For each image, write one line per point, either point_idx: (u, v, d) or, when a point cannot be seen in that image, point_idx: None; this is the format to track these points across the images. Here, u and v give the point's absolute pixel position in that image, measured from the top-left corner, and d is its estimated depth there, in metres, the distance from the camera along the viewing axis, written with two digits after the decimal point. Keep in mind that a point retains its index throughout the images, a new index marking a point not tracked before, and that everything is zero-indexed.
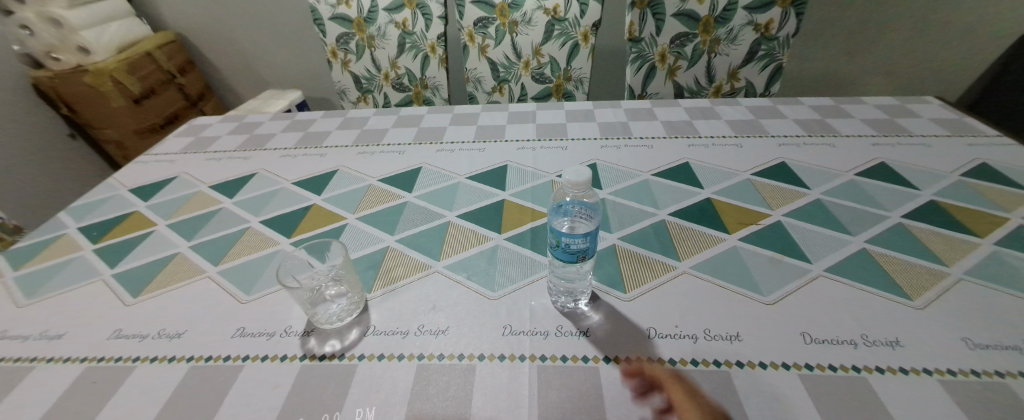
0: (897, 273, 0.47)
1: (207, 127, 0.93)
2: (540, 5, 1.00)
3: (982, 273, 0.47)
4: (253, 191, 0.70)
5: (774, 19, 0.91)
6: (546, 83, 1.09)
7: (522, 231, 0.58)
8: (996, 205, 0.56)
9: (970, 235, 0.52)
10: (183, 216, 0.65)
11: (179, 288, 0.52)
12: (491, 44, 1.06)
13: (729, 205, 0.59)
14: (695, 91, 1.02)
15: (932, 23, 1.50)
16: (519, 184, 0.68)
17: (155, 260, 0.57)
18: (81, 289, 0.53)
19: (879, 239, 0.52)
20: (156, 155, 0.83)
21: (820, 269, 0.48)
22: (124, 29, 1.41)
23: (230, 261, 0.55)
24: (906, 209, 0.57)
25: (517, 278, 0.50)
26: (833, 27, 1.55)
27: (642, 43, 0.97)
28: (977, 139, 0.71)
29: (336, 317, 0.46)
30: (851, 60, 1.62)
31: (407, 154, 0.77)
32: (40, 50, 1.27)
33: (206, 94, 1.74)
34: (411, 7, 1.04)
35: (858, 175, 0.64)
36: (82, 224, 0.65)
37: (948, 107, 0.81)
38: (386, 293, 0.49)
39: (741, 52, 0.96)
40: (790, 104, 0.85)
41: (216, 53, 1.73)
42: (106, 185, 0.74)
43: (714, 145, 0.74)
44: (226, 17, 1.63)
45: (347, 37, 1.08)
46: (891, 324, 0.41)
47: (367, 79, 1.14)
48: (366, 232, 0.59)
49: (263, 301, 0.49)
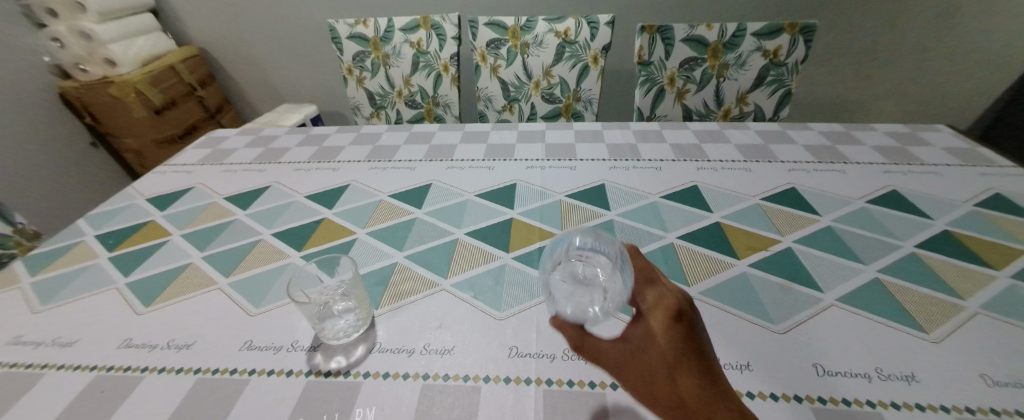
0: (911, 304, 0.46)
1: (225, 139, 0.95)
2: (551, 29, 1.03)
3: (1000, 307, 0.46)
4: (265, 203, 0.71)
5: (783, 46, 0.93)
6: (556, 103, 1.11)
7: (529, 249, 0.58)
8: (1012, 237, 0.56)
9: (986, 267, 0.51)
10: (197, 226, 0.67)
11: (191, 298, 0.52)
12: (503, 64, 1.08)
13: (738, 230, 0.59)
14: (704, 115, 1.03)
15: (941, 51, 1.51)
16: (527, 202, 0.68)
17: (168, 269, 0.58)
18: (95, 296, 0.53)
19: (891, 269, 0.51)
20: (174, 166, 0.85)
21: (831, 297, 0.47)
22: (149, 43, 1.47)
23: (242, 272, 0.56)
24: (918, 238, 0.56)
25: (523, 299, 0.50)
26: (843, 53, 1.55)
27: (651, 66, 0.99)
28: (990, 168, 0.70)
29: (343, 333, 0.46)
30: (862, 86, 1.63)
31: (417, 170, 0.79)
32: (70, 62, 1.34)
33: (224, 107, 1.79)
34: (426, 27, 1.08)
35: (869, 202, 0.64)
36: (100, 232, 0.66)
37: (960, 135, 0.81)
38: (393, 309, 0.49)
39: (750, 77, 0.97)
40: (799, 129, 0.85)
41: (235, 67, 1.78)
42: (125, 194, 0.76)
43: (722, 168, 0.74)
44: (246, 33, 1.69)
45: (364, 55, 1.12)
46: (906, 358, 0.40)
47: (381, 96, 1.17)
48: (376, 247, 0.60)
49: (271, 315, 0.49)
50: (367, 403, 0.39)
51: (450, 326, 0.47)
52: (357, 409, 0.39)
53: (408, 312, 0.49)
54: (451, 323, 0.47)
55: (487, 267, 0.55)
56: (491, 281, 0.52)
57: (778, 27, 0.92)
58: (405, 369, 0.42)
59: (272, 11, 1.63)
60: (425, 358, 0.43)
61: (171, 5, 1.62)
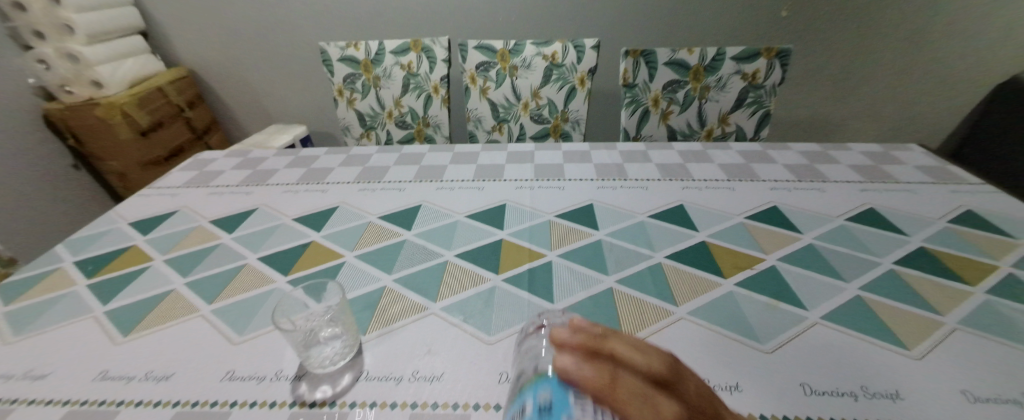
0: (892, 321, 0.47)
1: (212, 161, 0.94)
2: (539, 52, 1.06)
3: (977, 323, 0.47)
4: (252, 227, 0.70)
5: (760, 69, 0.97)
6: (544, 123, 1.13)
7: (519, 271, 0.58)
8: (985, 253, 0.58)
9: (962, 283, 0.53)
10: (181, 251, 0.65)
11: (172, 326, 0.51)
12: (492, 86, 1.10)
13: (724, 249, 0.60)
14: (688, 135, 1.05)
15: (910, 72, 1.58)
16: (516, 223, 0.69)
17: (150, 296, 0.56)
18: (70, 325, 0.52)
19: (872, 286, 0.53)
20: (159, 188, 0.84)
21: (815, 316, 0.48)
22: (138, 65, 1.47)
23: (227, 299, 0.55)
24: (897, 255, 0.58)
25: (512, 322, 0.49)
26: (818, 75, 1.62)
27: (636, 89, 1.02)
28: (961, 186, 0.73)
29: (329, 361, 0.45)
30: (838, 106, 1.69)
31: (407, 191, 0.79)
32: (55, 83, 1.33)
33: (212, 128, 1.78)
34: (416, 50, 1.10)
35: (848, 219, 0.66)
36: (79, 258, 0.65)
37: (932, 154, 0.84)
38: (381, 335, 0.49)
39: (731, 98, 1.00)
40: (779, 149, 0.88)
41: (225, 87, 1.78)
42: (107, 218, 0.74)
43: (707, 187, 0.76)
44: (237, 54, 1.70)
45: (354, 77, 1.13)
46: (890, 376, 0.41)
47: (371, 116, 1.17)
48: (364, 270, 0.59)
49: (256, 343, 0.48)
50: (364, 404, 0.41)
51: (439, 351, 0.46)
52: (356, 410, 0.40)
53: (396, 337, 0.48)
54: (440, 348, 0.46)
55: (477, 290, 0.55)
56: (480, 305, 0.52)
57: (755, 51, 0.97)
58: (392, 398, 0.41)
59: (264, 32, 1.65)
60: (413, 385, 0.42)
61: (161, 27, 1.62)
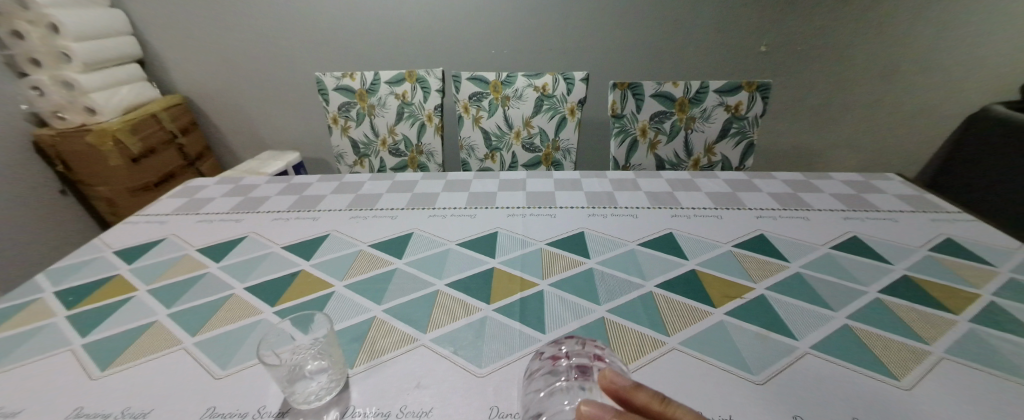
0: (881, 350, 0.48)
1: (203, 188, 0.94)
2: (530, 83, 1.10)
3: (964, 351, 0.47)
4: (241, 255, 0.70)
5: (742, 101, 1.01)
6: (536, 152, 1.15)
7: (510, 300, 0.58)
8: (966, 281, 0.59)
9: (946, 311, 0.53)
10: (166, 281, 0.64)
11: (153, 359, 0.49)
12: (485, 115, 1.13)
13: (714, 277, 0.61)
14: (676, 164, 1.08)
15: (882, 104, 1.67)
16: (508, 251, 0.69)
17: (131, 328, 0.54)
18: (45, 360, 0.50)
19: (860, 315, 0.53)
20: (147, 216, 0.83)
21: (806, 345, 0.48)
22: (134, 92, 1.49)
23: (211, 330, 0.53)
24: (881, 283, 0.59)
25: (504, 354, 0.48)
26: (798, 106, 1.69)
27: (624, 119, 1.05)
28: (938, 214, 0.76)
29: (314, 396, 0.43)
30: (819, 136, 1.76)
31: (399, 219, 0.79)
32: (48, 109, 1.33)
33: (204, 154, 1.77)
34: (411, 81, 1.13)
35: (833, 247, 0.67)
36: (60, 288, 0.63)
37: (909, 183, 0.87)
38: (369, 368, 0.47)
39: (716, 129, 1.04)
40: (764, 178, 0.91)
41: (219, 113, 1.79)
42: (92, 246, 0.73)
43: (695, 216, 0.77)
44: (234, 81, 1.72)
45: (349, 106, 1.15)
46: (882, 407, 0.41)
47: (365, 144, 1.19)
48: (354, 300, 0.58)
49: (239, 377, 0.46)
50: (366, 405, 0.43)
51: (428, 385, 0.45)
52: (359, 409, 0.42)
53: (385, 370, 0.47)
54: (430, 382, 0.45)
55: (468, 320, 0.54)
56: (471, 336, 0.51)
57: (737, 85, 1.01)
58: None
59: (262, 61, 1.68)
60: None
61: (159, 54, 1.65)
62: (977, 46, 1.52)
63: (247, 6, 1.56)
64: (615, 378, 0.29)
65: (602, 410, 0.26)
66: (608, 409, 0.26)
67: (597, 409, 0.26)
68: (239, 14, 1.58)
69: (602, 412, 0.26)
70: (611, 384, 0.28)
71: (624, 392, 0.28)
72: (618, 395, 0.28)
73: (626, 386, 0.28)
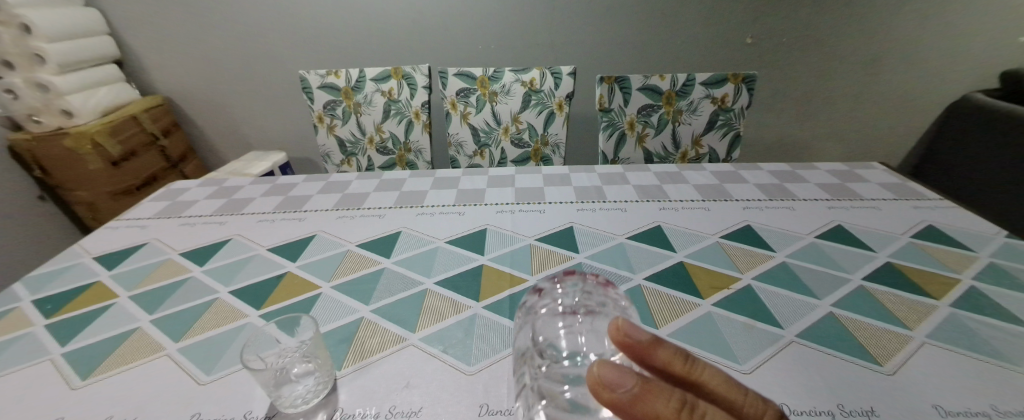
0: (864, 337, 0.48)
1: (185, 191, 0.92)
2: (518, 79, 1.09)
3: (944, 336, 0.48)
4: (226, 258, 0.69)
5: (729, 93, 1.02)
6: (525, 147, 1.14)
7: (499, 298, 0.58)
8: (946, 266, 0.60)
9: (926, 297, 0.54)
10: (148, 287, 0.63)
11: (136, 367, 0.48)
12: (472, 111, 1.12)
13: (702, 269, 0.61)
14: (664, 157, 1.08)
15: (866, 94, 1.69)
16: (497, 248, 0.69)
17: (112, 336, 0.53)
18: (23, 371, 0.48)
19: (844, 303, 0.54)
20: (127, 220, 0.81)
21: (792, 334, 0.49)
22: (112, 93, 1.45)
23: (195, 336, 0.53)
24: (865, 271, 0.60)
25: (493, 351, 0.48)
26: (785, 97, 1.70)
27: (612, 113, 1.05)
28: (920, 202, 0.77)
29: (302, 399, 0.43)
30: (805, 126, 1.77)
31: (387, 218, 0.78)
32: (22, 113, 1.30)
33: (188, 156, 1.74)
34: (397, 77, 1.12)
35: (818, 237, 0.68)
36: (38, 296, 0.61)
37: (892, 172, 0.89)
38: (358, 369, 0.47)
39: (703, 121, 1.05)
40: (750, 169, 0.91)
41: (203, 114, 1.76)
42: (70, 253, 0.71)
43: (683, 208, 0.78)
44: (217, 81, 1.69)
45: (335, 104, 1.14)
46: (864, 393, 0.41)
47: (352, 143, 1.17)
48: (341, 302, 0.58)
49: (225, 382, 0.45)
50: (366, 404, 0.43)
51: (417, 385, 0.44)
52: (357, 409, 0.42)
53: (372, 371, 0.46)
54: (419, 381, 0.45)
55: (457, 319, 0.54)
56: (460, 334, 0.51)
57: (722, 77, 1.02)
58: None
59: (245, 60, 1.65)
60: None
61: (138, 55, 1.61)
62: (957, 35, 1.54)
63: (227, 4, 1.53)
64: (630, 331, 0.24)
65: (626, 376, 0.21)
66: (633, 373, 0.21)
67: (619, 375, 0.21)
68: (219, 11, 1.55)
69: (625, 377, 0.21)
70: (626, 338, 0.24)
71: (642, 349, 0.23)
72: (632, 351, 0.23)
73: (645, 341, 0.24)
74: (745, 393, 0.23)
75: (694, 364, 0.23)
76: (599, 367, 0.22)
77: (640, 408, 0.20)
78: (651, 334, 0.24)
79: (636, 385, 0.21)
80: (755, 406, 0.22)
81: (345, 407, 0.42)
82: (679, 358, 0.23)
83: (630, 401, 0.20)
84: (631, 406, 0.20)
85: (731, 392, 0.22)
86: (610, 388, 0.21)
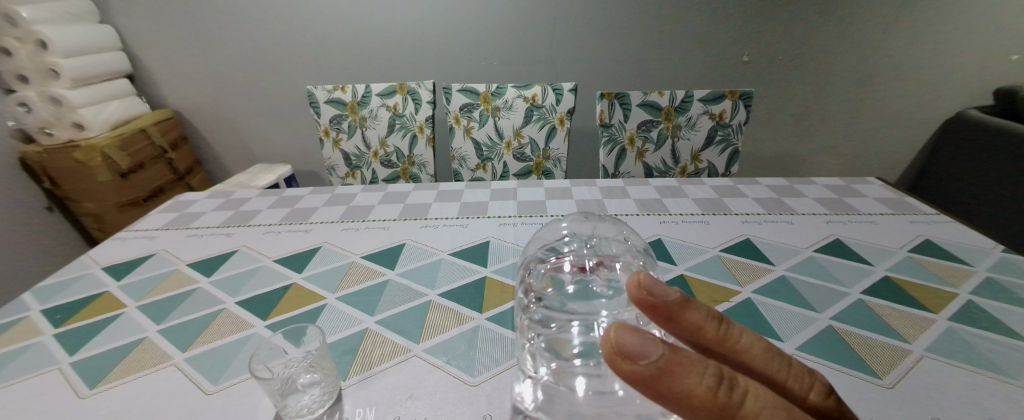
0: (864, 350, 0.49)
1: (193, 202, 0.94)
2: (520, 94, 1.12)
3: (943, 349, 0.49)
4: (232, 269, 0.69)
5: (726, 110, 1.04)
6: (526, 161, 1.16)
7: (501, 309, 0.58)
8: (945, 281, 0.61)
9: (925, 311, 0.55)
10: (155, 297, 0.63)
11: (140, 378, 0.48)
12: (475, 126, 1.15)
13: (701, 282, 0.62)
14: (664, 171, 1.10)
15: (861, 111, 1.72)
16: (499, 261, 0.70)
17: (119, 346, 0.54)
18: (32, 380, 0.49)
19: (842, 316, 0.55)
20: (136, 231, 0.82)
21: (792, 347, 0.50)
22: (123, 107, 1.48)
23: (201, 346, 0.53)
24: (863, 285, 0.61)
25: (495, 362, 0.49)
26: (781, 114, 1.74)
27: (612, 128, 1.07)
28: (917, 217, 0.78)
29: (307, 409, 0.43)
30: (801, 144, 1.81)
31: (391, 230, 0.80)
32: (35, 126, 1.33)
33: (194, 168, 1.76)
34: (402, 93, 1.15)
35: (816, 250, 0.69)
36: (48, 306, 0.62)
37: (888, 187, 0.90)
38: (363, 380, 0.47)
39: (701, 137, 1.07)
40: (749, 184, 0.93)
41: (210, 127, 1.78)
42: (80, 263, 0.72)
43: (683, 222, 0.79)
44: (224, 96, 1.73)
45: (341, 119, 1.16)
46: (864, 404, 0.42)
47: (357, 156, 1.19)
48: (345, 313, 0.58)
49: (231, 392, 0.46)
50: (366, 409, 0.43)
51: (421, 395, 0.45)
52: (358, 416, 0.43)
53: (377, 383, 0.47)
54: (423, 392, 0.45)
55: (460, 330, 0.55)
56: (464, 345, 0.52)
57: (720, 94, 1.05)
58: None
59: (253, 75, 1.69)
60: None
61: (148, 69, 1.65)
62: (947, 54, 1.58)
63: (238, 22, 1.58)
64: (654, 289, 0.23)
65: (650, 345, 0.19)
66: (659, 341, 0.19)
67: (642, 344, 0.19)
68: (229, 28, 1.59)
69: (650, 347, 0.19)
70: (649, 297, 0.23)
71: (670, 310, 0.23)
72: (658, 310, 0.23)
73: (674, 302, 0.23)
74: (785, 362, 0.23)
75: (726, 329, 0.23)
76: (617, 331, 0.20)
77: (667, 381, 0.19)
78: (680, 294, 0.23)
79: (663, 356, 0.19)
80: (797, 379, 0.22)
81: (348, 417, 0.43)
82: (708, 322, 0.23)
83: (656, 375, 0.19)
84: (658, 381, 0.19)
85: (768, 362, 0.22)
86: (632, 359, 0.19)
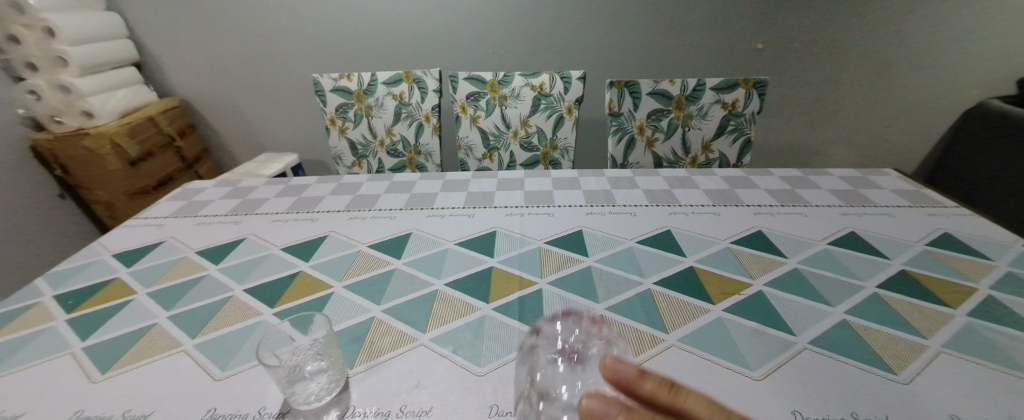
0: (879, 346, 0.48)
1: (201, 191, 0.94)
2: (527, 83, 1.10)
3: (961, 345, 0.47)
4: (240, 257, 0.70)
5: (739, 98, 1.02)
6: (534, 151, 1.15)
7: (508, 300, 0.58)
8: (963, 275, 0.59)
9: (942, 305, 0.54)
10: (164, 284, 0.64)
11: (151, 363, 0.49)
12: (482, 115, 1.13)
13: (711, 274, 0.61)
14: (674, 161, 1.08)
15: (877, 101, 1.68)
16: (506, 251, 0.69)
17: (129, 332, 0.54)
18: (45, 364, 0.49)
19: (858, 311, 0.53)
20: (145, 219, 0.83)
21: (804, 341, 0.48)
22: (130, 95, 1.49)
23: (211, 333, 0.53)
24: (878, 279, 0.59)
25: (503, 353, 0.48)
26: (794, 103, 1.70)
27: (622, 117, 1.06)
28: (935, 209, 0.76)
29: (314, 397, 0.43)
30: (814, 133, 1.77)
31: (397, 219, 0.79)
32: (45, 114, 1.33)
33: (202, 157, 1.78)
34: (408, 81, 1.14)
35: (830, 243, 0.67)
36: (59, 292, 0.63)
37: (906, 178, 0.88)
38: (369, 368, 0.47)
39: (713, 126, 1.04)
40: (761, 175, 0.91)
41: (217, 117, 1.79)
42: (90, 250, 0.73)
43: (693, 213, 0.77)
44: (231, 85, 1.72)
45: (346, 107, 1.15)
46: (879, 401, 0.41)
47: (363, 145, 1.19)
48: (352, 302, 0.58)
49: (239, 378, 0.46)
50: (372, 399, 0.43)
51: (427, 385, 0.45)
52: (361, 410, 0.42)
53: (384, 371, 0.47)
54: (429, 381, 0.45)
55: (467, 320, 0.54)
56: (470, 336, 0.51)
57: (733, 82, 1.02)
58: None
59: (259, 64, 1.68)
60: None
61: (156, 57, 1.65)
62: (970, 41, 1.52)
63: (243, 9, 1.56)
64: (616, 366, 0.26)
65: (609, 407, 0.24)
66: (615, 403, 0.24)
67: (602, 407, 0.24)
68: (234, 16, 1.58)
69: (608, 408, 0.24)
70: (611, 374, 0.25)
71: (627, 383, 0.25)
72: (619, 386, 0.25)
73: (629, 374, 0.25)
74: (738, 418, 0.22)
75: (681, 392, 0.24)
76: (586, 399, 0.25)
77: None
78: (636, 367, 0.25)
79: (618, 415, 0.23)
80: None
81: (355, 407, 0.42)
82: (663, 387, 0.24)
83: None
84: None
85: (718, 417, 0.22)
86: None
